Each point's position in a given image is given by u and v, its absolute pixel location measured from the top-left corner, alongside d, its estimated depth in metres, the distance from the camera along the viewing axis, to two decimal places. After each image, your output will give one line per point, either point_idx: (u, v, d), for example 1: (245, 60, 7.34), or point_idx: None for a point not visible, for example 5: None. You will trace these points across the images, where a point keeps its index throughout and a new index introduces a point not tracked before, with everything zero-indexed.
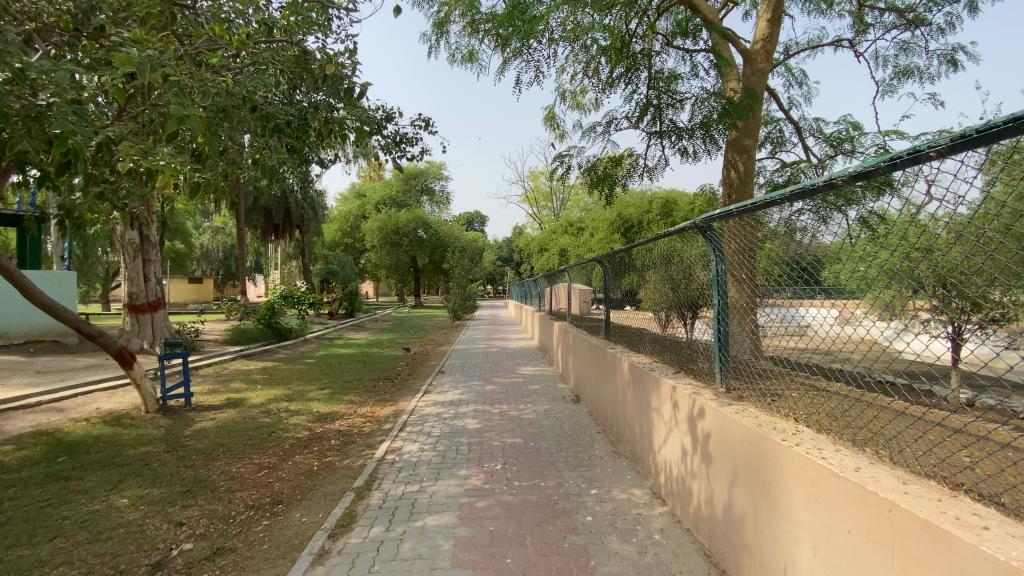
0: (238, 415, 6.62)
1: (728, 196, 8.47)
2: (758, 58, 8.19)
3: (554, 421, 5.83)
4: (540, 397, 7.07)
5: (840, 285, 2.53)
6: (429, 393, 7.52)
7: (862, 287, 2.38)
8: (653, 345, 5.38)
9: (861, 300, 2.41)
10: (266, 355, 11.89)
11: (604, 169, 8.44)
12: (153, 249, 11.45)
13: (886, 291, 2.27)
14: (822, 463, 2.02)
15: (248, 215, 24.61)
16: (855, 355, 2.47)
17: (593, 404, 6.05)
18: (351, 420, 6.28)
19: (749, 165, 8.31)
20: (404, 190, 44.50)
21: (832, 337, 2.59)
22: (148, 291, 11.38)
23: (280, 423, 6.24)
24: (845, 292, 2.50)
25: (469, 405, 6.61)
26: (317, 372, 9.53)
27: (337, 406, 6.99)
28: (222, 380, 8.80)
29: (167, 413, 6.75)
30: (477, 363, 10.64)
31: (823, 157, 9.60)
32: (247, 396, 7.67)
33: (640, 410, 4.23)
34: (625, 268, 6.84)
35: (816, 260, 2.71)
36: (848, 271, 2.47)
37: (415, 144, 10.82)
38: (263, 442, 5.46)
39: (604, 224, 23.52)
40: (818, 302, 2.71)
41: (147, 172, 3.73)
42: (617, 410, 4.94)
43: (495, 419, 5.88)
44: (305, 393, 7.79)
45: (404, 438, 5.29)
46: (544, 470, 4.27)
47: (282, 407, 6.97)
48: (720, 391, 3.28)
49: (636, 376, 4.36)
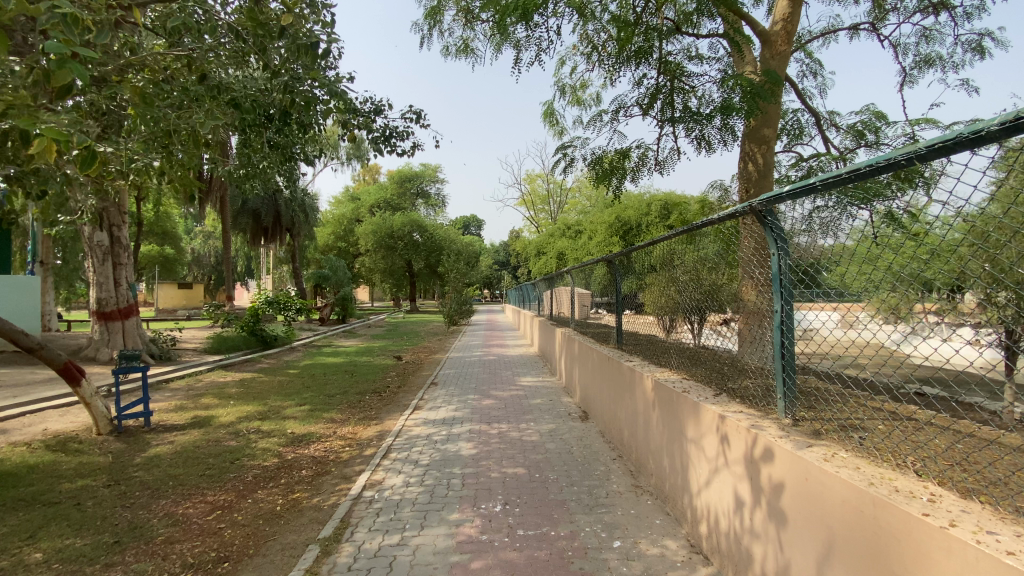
0: (201, 438, 5.82)
1: (746, 189, 7.78)
2: (779, 41, 7.43)
3: (561, 444, 5.06)
4: (543, 413, 6.30)
5: (844, 287, 2.29)
6: (419, 410, 6.73)
7: (868, 288, 2.18)
8: (674, 357, 4.67)
9: (865, 302, 2.21)
10: (246, 366, 11.06)
11: (611, 162, 7.72)
12: (124, 252, 10.63)
13: (893, 295, 2.08)
14: (1020, 565, 1.30)
15: (236, 217, 23.84)
16: (864, 358, 2.27)
17: (604, 423, 5.33)
18: (329, 444, 5.49)
19: (769, 157, 7.63)
20: (399, 194, 43.81)
21: (836, 341, 2.38)
22: (119, 297, 10.56)
23: (247, 447, 5.45)
24: (848, 294, 2.27)
25: (463, 424, 5.84)
26: (297, 385, 8.73)
27: (315, 426, 6.20)
28: (192, 395, 7.98)
29: (121, 435, 5.95)
30: (472, 373, 9.84)
31: (843, 149, 8.90)
32: (215, 414, 6.86)
33: (669, 439, 3.50)
34: (626, 272, 6.28)
35: (815, 265, 2.47)
36: (853, 272, 2.25)
37: (404, 138, 10.08)
38: (223, 474, 4.67)
39: (602, 226, 22.83)
40: (818, 305, 2.48)
41: (26, 137, 2.88)
42: (639, 438, 4.15)
43: (493, 442, 5.11)
44: (281, 410, 6.99)
45: (387, 469, 4.51)
46: (553, 514, 3.51)
47: (253, 428, 6.17)
48: (789, 426, 2.48)
49: (664, 398, 3.61)
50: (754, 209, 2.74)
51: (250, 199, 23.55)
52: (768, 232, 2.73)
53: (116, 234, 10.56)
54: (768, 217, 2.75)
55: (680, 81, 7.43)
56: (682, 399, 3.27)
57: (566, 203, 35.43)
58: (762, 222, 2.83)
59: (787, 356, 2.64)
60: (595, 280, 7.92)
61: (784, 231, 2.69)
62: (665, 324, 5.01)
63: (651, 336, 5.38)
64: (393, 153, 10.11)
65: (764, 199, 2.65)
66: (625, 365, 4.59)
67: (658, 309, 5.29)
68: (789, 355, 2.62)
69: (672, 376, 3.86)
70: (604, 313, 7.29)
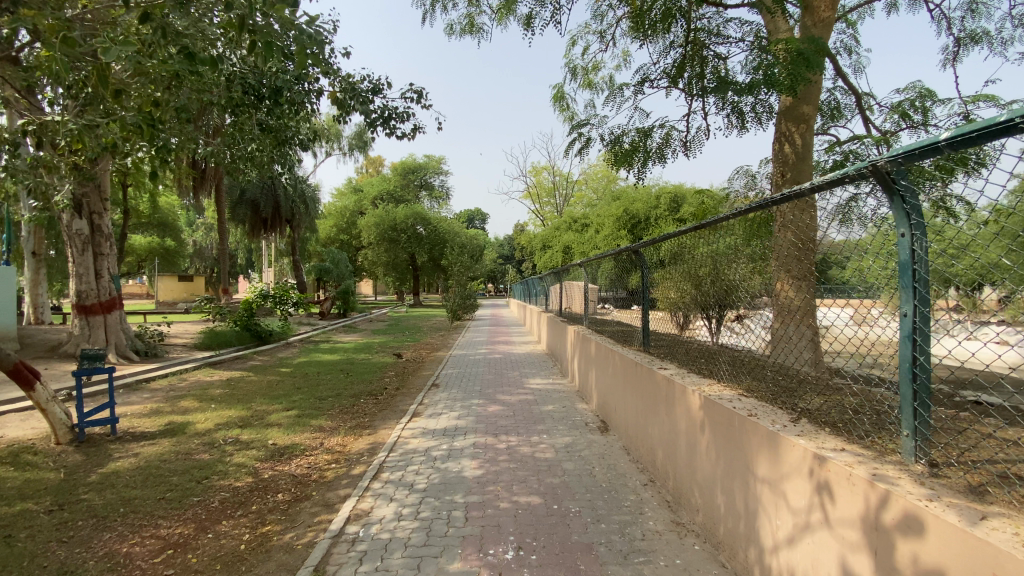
0: (169, 450, 5.13)
1: (781, 173, 7.02)
2: (823, 6, 6.57)
3: (581, 464, 4.34)
4: (557, 423, 5.56)
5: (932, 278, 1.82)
6: (417, 417, 6.01)
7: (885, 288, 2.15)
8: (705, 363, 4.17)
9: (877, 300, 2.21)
10: (235, 364, 10.35)
11: (633, 142, 6.95)
12: (105, 242, 10.08)
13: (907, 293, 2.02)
14: None
15: (235, 208, 23.22)
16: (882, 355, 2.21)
17: (628, 436, 4.67)
18: (314, 460, 4.79)
19: (808, 138, 6.85)
20: (402, 187, 43.28)
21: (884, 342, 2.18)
22: (99, 289, 9.90)
23: (219, 462, 4.74)
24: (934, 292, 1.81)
25: (468, 437, 5.10)
26: (288, 386, 8.04)
27: (299, 436, 5.49)
28: (170, 397, 7.32)
29: (82, 446, 5.28)
30: (477, 373, 9.15)
31: (885, 132, 8.11)
32: (192, 420, 6.18)
33: (725, 471, 2.80)
34: (630, 266, 6.07)
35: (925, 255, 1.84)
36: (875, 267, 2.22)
37: (404, 120, 9.36)
38: (185, 497, 3.98)
39: (609, 219, 21.93)
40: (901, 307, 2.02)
41: None
42: (681, 463, 3.42)
43: (502, 460, 4.41)
44: (265, 416, 6.29)
45: (376, 495, 3.81)
46: (580, 564, 2.80)
47: (230, 437, 5.47)
48: (948, 488, 1.71)
49: (721, 422, 2.84)
50: (881, 172, 1.90)
51: (247, 188, 22.91)
52: (900, 205, 1.91)
53: (96, 222, 9.97)
54: (898, 181, 1.91)
55: (709, 52, 6.71)
56: (754, 427, 2.51)
57: (572, 195, 34.73)
58: (885, 194, 1.99)
59: (920, 377, 1.87)
60: (601, 275, 7.64)
61: (924, 200, 1.87)
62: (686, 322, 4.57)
63: (670, 334, 4.98)
64: (393, 136, 9.39)
65: (899, 155, 1.82)
66: (659, 374, 3.84)
67: (688, 306, 4.57)
68: (924, 375, 1.85)
69: (724, 392, 3.15)
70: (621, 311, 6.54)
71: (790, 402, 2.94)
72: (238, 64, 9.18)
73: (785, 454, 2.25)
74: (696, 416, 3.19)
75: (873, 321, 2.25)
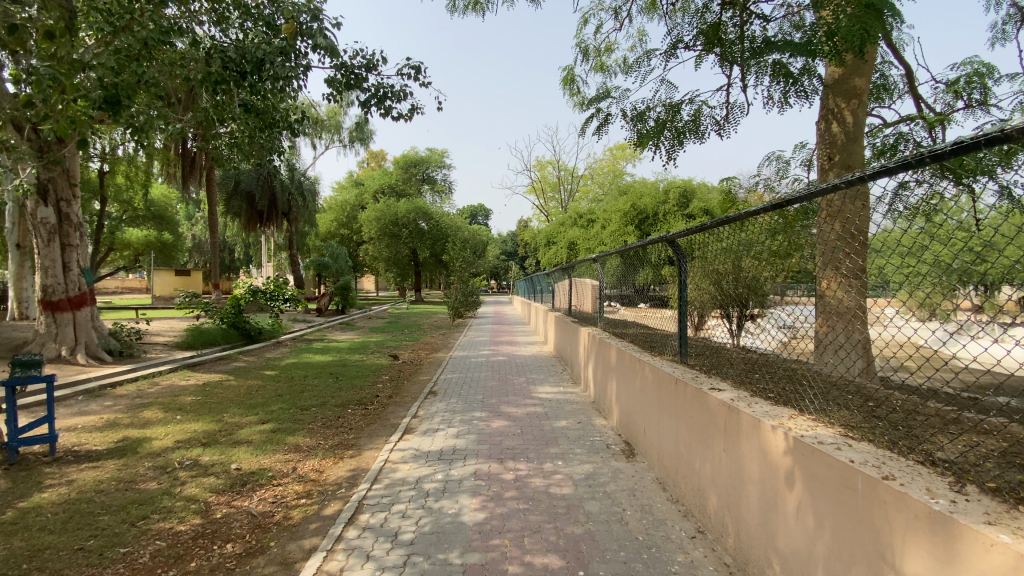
0: (114, 476, 4.31)
1: (827, 156, 6.13)
2: None
3: (607, 505, 3.49)
4: (574, 445, 4.71)
5: None
6: (410, 435, 5.16)
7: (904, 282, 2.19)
8: (751, 375, 3.71)
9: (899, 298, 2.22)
10: (217, 366, 9.52)
11: (660, 118, 6.10)
12: (74, 232, 9.22)
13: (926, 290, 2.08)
14: None
15: (230, 200, 22.39)
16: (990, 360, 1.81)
17: (661, 465, 3.87)
18: (281, 492, 3.94)
19: (860, 115, 5.96)
20: (403, 181, 42.42)
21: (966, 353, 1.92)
22: (68, 284, 9.10)
23: (166, 495, 3.91)
24: None
25: (468, 463, 4.25)
26: (267, 393, 7.19)
27: (269, 458, 4.66)
28: (133, 407, 6.49)
29: (11, 470, 4.46)
30: (479, 379, 8.30)
31: (942, 110, 7.22)
32: (149, 436, 5.35)
33: (835, 552, 1.97)
34: (638, 262, 6.00)
35: None
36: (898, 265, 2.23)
37: (401, 99, 8.50)
38: (112, 548, 3.15)
39: (615, 215, 20.95)
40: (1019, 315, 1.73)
41: None
42: (750, 522, 2.57)
43: (510, 499, 3.56)
44: (235, 430, 5.45)
45: (348, 549, 2.98)
46: None
47: (187, 459, 4.64)
48: None
49: (836, 485, 1.99)
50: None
51: (242, 179, 22.07)
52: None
53: (65, 210, 9.16)
54: None
55: (750, 12, 5.91)
56: (906, 504, 1.68)
57: (577, 190, 33.89)
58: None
59: None
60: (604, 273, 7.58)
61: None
62: (699, 322, 4.58)
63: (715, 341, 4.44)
64: (388, 117, 8.56)
65: None
66: (713, 398, 2.99)
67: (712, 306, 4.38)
68: None
69: (818, 430, 2.32)
70: (641, 308, 5.87)
71: (906, 441, 2.21)
72: (222, 39, 8.45)
73: (977, 562, 1.44)
74: (781, 465, 2.32)
75: (885, 320, 2.32)
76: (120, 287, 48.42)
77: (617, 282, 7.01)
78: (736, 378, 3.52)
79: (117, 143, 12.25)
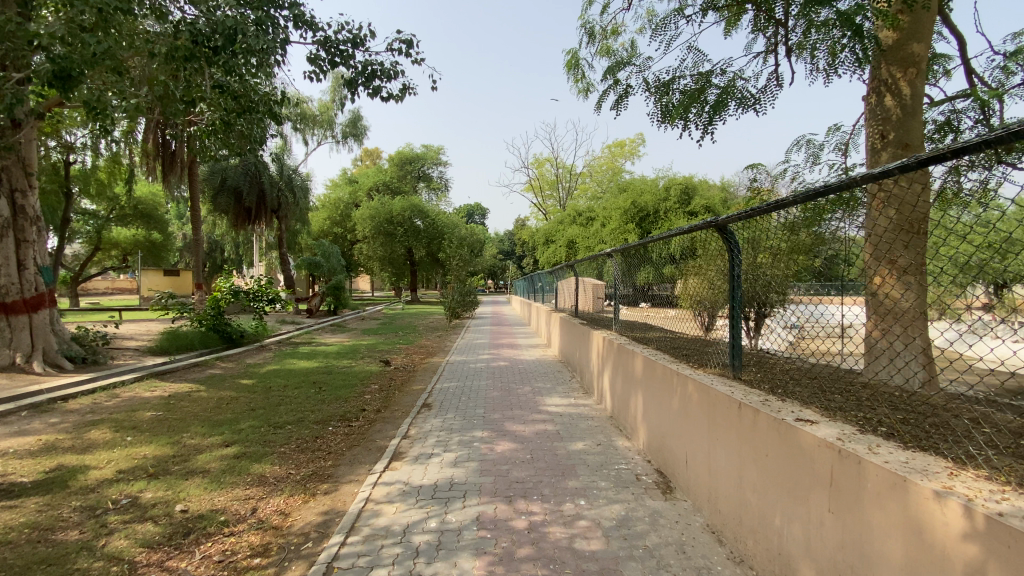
0: (27, 522, 3.44)
1: (879, 134, 5.30)
2: None
3: (653, 571, 2.65)
4: (596, 476, 3.89)
5: None
6: (397, 462, 4.33)
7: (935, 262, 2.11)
8: (826, 395, 2.95)
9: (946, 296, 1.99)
10: (190, 374, 8.63)
11: (691, 90, 5.27)
12: (31, 227, 8.36)
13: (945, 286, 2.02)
14: None
15: (216, 197, 21.39)
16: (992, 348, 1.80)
17: (714, 510, 3.06)
18: (231, 547, 3.10)
19: (919, 87, 5.15)
20: (398, 178, 41.44)
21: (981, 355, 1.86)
22: (24, 284, 8.23)
23: (84, 551, 3.05)
24: None
25: (468, 505, 3.41)
26: (239, 407, 6.34)
27: (225, 495, 3.80)
28: (79, 425, 5.60)
29: None
30: (478, 389, 7.44)
31: (996, 85, 6.45)
32: (88, 464, 4.48)
33: None
34: (638, 261, 5.60)
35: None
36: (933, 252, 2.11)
37: (392, 77, 7.66)
38: None
39: (616, 212, 20.21)
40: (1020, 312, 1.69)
41: None
42: None
43: (524, 561, 2.72)
44: (192, 456, 4.60)
45: None
46: None
47: (126, 498, 3.79)
48: None
49: None
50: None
51: (229, 175, 21.13)
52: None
53: (20, 202, 8.27)
54: None
55: None
56: None
57: (575, 188, 33.13)
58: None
59: None
60: (606, 273, 7.16)
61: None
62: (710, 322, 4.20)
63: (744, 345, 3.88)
64: (377, 97, 7.72)
65: None
66: (807, 437, 2.18)
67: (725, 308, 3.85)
68: None
69: (1013, 501, 1.52)
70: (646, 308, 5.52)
71: None
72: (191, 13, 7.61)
73: None
74: (958, 557, 1.51)
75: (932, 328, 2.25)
76: (109, 287, 47.25)
77: (614, 282, 6.72)
78: (817, 402, 2.74)
79: (86, 133, 11.31)
